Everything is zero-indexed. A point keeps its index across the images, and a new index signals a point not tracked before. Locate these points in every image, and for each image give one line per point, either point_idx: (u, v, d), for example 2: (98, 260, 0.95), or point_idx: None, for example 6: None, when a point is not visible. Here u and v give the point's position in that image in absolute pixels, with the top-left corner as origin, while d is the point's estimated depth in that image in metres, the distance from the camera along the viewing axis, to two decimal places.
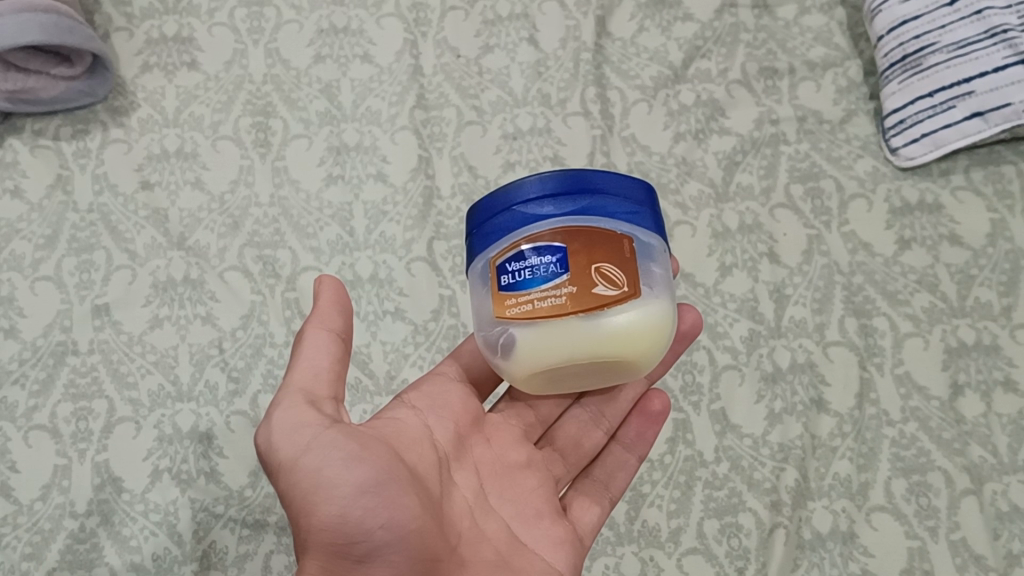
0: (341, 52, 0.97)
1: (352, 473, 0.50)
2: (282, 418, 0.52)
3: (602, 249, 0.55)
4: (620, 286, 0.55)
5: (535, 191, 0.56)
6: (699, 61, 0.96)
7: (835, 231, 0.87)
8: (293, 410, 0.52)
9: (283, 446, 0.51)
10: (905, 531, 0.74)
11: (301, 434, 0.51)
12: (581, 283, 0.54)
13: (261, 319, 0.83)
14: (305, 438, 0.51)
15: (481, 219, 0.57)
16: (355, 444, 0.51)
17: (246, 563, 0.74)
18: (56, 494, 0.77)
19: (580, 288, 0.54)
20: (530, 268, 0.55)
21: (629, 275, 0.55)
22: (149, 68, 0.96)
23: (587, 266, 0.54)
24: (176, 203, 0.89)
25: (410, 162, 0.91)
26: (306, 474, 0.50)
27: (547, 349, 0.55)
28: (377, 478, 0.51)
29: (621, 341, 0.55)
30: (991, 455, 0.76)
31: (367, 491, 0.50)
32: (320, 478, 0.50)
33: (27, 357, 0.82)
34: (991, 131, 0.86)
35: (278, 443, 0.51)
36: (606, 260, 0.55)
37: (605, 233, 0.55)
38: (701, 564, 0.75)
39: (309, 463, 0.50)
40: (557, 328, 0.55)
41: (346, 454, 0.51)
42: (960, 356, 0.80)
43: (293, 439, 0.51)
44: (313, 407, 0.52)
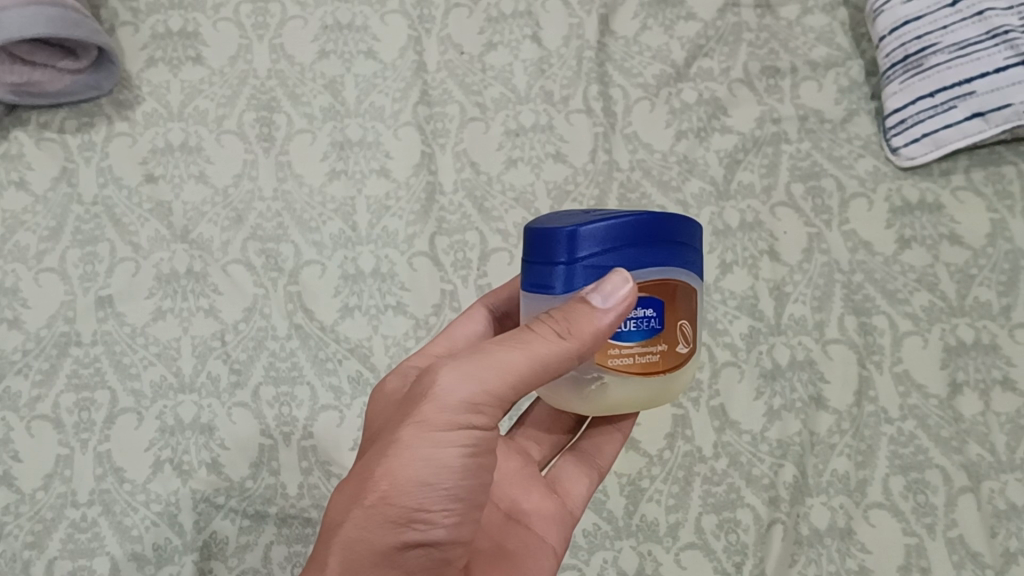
0: (345, 48, 0.97)
1: (437, 484, 0.49)
2: (454, 386, 0.50)
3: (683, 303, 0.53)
4: (692, 341, 0.54)
5: (604, 227, 0.49)
6: (702, 59, 0.97)
7: (835, 229, 0.88)
8: (459, 389, 0.50)
9: (439, 409, 0.49)
10: (902, 528, 0.75)
11: (450, 415, 0.49)
12: (668, 339, 0.52)
13: (264, 312, 0.84)
14: (437, 419, 0.49)
15: (585, 250, 0.50)
16: (466, 457, 0.50)
17: (246, 554, 0.75)
18: (58, 483, 0.77)
19: (669, 346, 0.53)
20: (635, 318, 0.51)
21: (692, 332, 0.54)
22: (154, 62, 0.96)
23: (676, 322, 0.53)
24: (180, 197, 0.89)
25: (413, 158, 0.92)
26: (423, 449, 0.49)
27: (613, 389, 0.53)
28: (456, 500, 0.50)
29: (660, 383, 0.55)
30: (989, 453, 0.77)
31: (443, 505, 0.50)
32: (428, 465, 0.49)
33: (30, 348, 0.82)
34: (992, 131, 0.87)
35: (431, 402, 0.50)
36: (686, 315, 0.53)
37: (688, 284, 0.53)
38: (699, 559, 0.75)
39: (434, 443, 0.49)
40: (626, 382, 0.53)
41: (448, 461, 0.49)
42: (959, 355, 0.81)
43: (448, 414, 0.49)
44: (470, 400, 0.50)
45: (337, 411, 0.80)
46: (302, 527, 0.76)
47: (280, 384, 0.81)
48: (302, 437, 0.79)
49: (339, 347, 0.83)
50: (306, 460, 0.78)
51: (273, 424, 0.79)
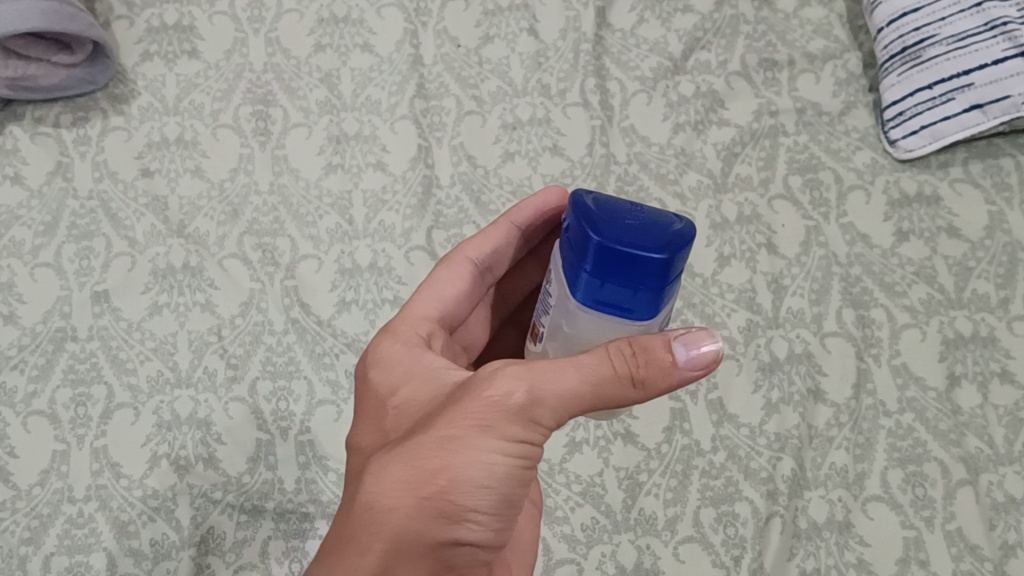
0: (341, 41, 0.97)
1: (489, 494, 0.46)
2: (522, 391, 0.46)
3: None
4: None
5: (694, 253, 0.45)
6: (699, 52, 0.96)
7: (833, 222, 0.87)
8: (528, 397, 0.46)
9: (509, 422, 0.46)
10: (901, 521, 0.75)
11: (514, 422, 0.46)
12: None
13: (260, 307, 0.84)
14: (502, 425, 0.45)
15: (651, 282, 0.43)
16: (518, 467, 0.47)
17: (243, 549, 0.74)
18: (54, 479, 0.77)
19: None
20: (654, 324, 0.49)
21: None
22: (149, 56, 0.96)
23: None
24: (176, 191, 0.89)
25: (409, 152, 0.91)
26: (488, 460, 0.46)
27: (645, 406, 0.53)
28: (502, 506, 0.47)
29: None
30: (987, 446, 0.77)
31: (490, 513, 0.47)
32: (488, 477, 0.46)
33: (26, 343, 0.82)
34: (990, 123, 0.87)
35: (496, 402, 0.46)
36: None
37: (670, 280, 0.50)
38: (697, 552, 0.75)
39: (499, 456, 0.46)
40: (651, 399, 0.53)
41: (505, 469, 0.46)
42: (957, 348, 0.81)
43: (516, 428, 0.46)
44: (535, 413, 0.46)
45: (334, 405, 0.80)
46: (300, 522, 0.76)
47: (277, 378, 0.81)
48: (299, 431, 0.79)
49: (336, 341, 0.82)
50: (303, 454, 0.78)
51: (270, 418, 0.79)
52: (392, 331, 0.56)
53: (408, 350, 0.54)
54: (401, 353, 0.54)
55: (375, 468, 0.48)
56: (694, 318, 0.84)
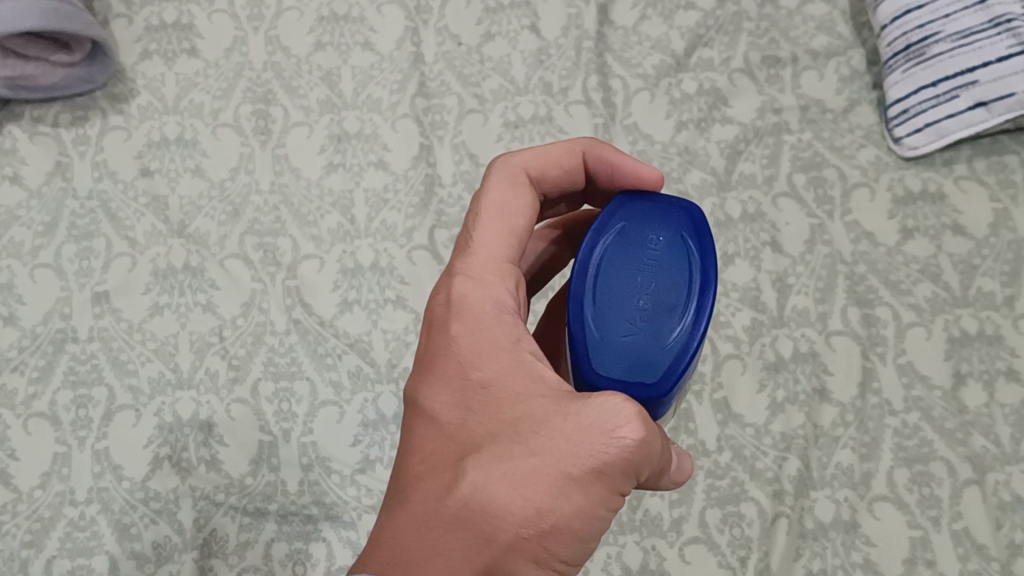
0: (342, 39, 0.96)
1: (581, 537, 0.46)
2: (641, 440, 0.44)
3: None
4: None
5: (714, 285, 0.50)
6: (701, 49, 0.96)
7: (837, 220, 0.87)
8: (643, 452, 0.45)
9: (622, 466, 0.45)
10: (907, 521, 0.74)
11: (625, 472, 0.45)
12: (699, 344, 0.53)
13: (262, 307, 0.83)
14: (614, 476, 0.45)
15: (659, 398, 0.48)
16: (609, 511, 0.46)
17: (247, 552, 0.74)
18: (55, 482, 0.76)
19: None
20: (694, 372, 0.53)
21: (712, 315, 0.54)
22: (148, 55, 0.95)
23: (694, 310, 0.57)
24: (176, 190, 0.89)
25: (411, 150, 0.91)
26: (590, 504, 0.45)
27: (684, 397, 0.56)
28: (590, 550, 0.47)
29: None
30: (993, 445, 0.76)
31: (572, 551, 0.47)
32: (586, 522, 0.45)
33: (26, 345, 0.81)
34: (994, 121, 0.86)
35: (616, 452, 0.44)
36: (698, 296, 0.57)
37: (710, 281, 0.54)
38: (703, 553, 0.75)
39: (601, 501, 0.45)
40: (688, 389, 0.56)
41: (602, 519, 0.45)
42: (962, 346, 0.80)
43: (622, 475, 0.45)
44: (642, 465, 0.45)
45: (336, 406, 0.79)
46: (303, 524, 0.75)
47: (279, 379, 0.80)
48: (302, 433, 0.78)
49: (339, 342, 0.82)
50: (306, 456, 0.78)
51: (273, 420, 0.79)
52: (479, 280, 0.52)
53: (497, 316, 0.50)
54: (490, 321, 0.50)
55: (473, 484, 0.45)
56: None
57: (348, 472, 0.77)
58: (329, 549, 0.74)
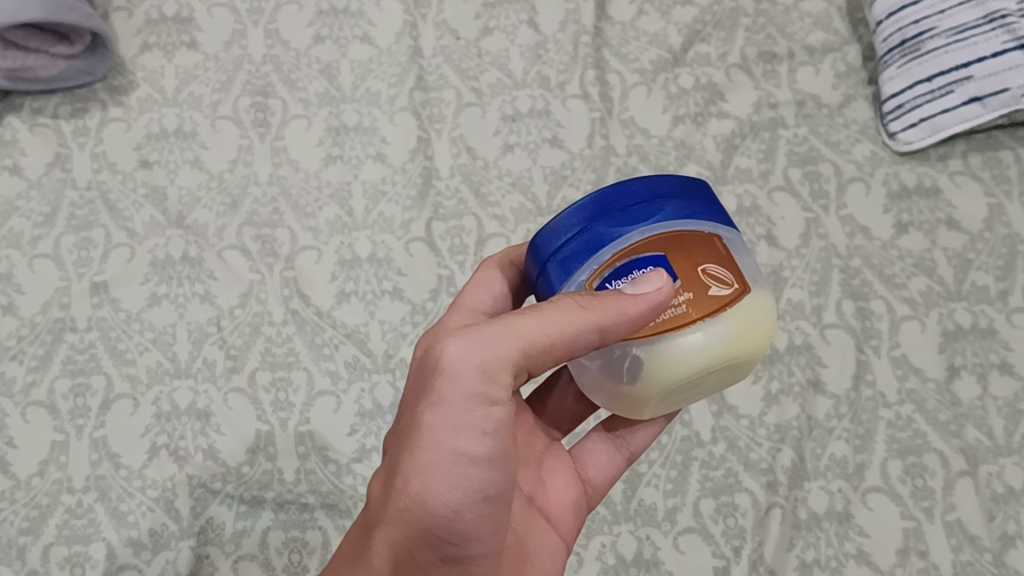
0: (340, 33, 0.97)
1: (468, 473, 0.50)
2: (463, 367, 0.49)
3: (699, 250, 0.48)
4: (731, 284, 0.48)
5: (637, 235, 0.48)
6: (699, 44, 0.96)
7: (833, 214, 0.87)
8: (471, 377, 0.49)
9: (459, 380, 0.49)
10: (900, 512, 0.75)
11: (470, 400, 0.49)
12: (695, 286, 0.47)
13: (260, 298, 0.84)
14: (450, 396, 0.49)
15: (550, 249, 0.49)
16: (491, 444, 0.50)
17: (243, 539, 0.74)
18: (53, 469, 0.77)
19: (695, 295, 0.47)
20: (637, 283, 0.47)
21: (736, 268, 0.48)
22: (148, 47, 0.96)
23: (694, 270, 0.47)
24: (175, 181, 0.89)
25: (409, 143, 0.91)
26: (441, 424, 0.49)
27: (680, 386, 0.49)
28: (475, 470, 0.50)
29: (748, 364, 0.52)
30: (987, 437, 0.77)
31: (474, 492, 0.51)
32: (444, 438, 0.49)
33: (25, 333, 0.82)
34: (988, 116, 0.87)
35: (444, 386, 0.49)
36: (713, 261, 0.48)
37: (692, 236, 0.48)
38: (697, 543, 0.75)
39: (449, 418, 0.49)
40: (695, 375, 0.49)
41: (463, 438, 0.49)
42: (956, 340, 0.81)
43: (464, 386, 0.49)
44: (477, 374, 0.49)
45: (333, 396, 0.80)
46: (299, 513, 0.76)
47: (277, 369, 0.81)
48: (298, 422, 0.79)
49: (336, 332, 0.82)
50: (302, 445, 0.78)
51: (270, 409, 0.79)
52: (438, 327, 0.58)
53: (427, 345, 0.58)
54: None
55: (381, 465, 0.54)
56: None
57: (345, 461, 0.77)
58: (325, 537, 0.75)
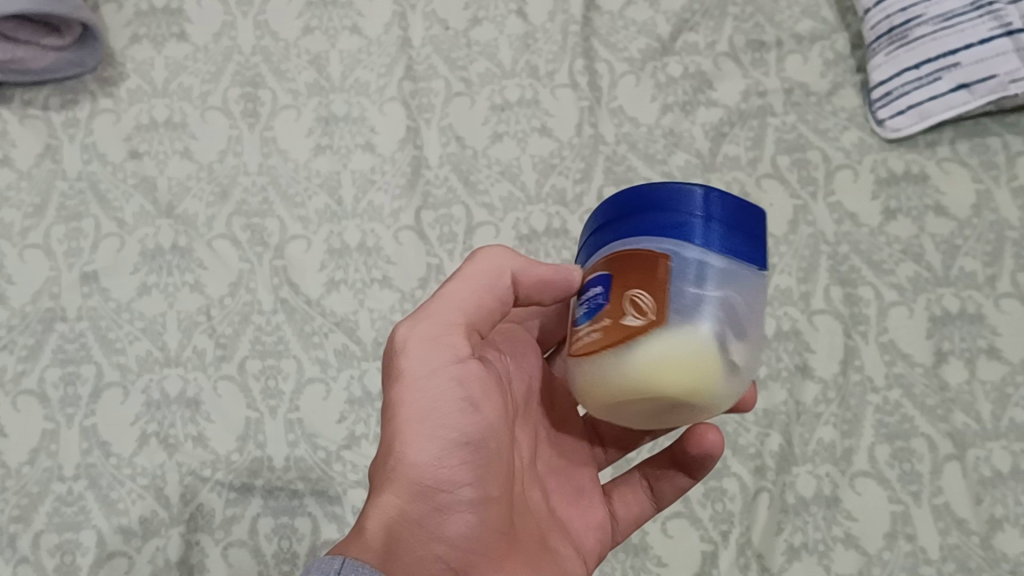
0: (330, 24, 0.97)
1: (442, 428, 0.51)
2: (414, 339, 0.52)
3: (636, 274, 0.47)
4: (647, 314, 0.46)
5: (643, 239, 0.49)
6: (687, 33, 0.97)
7: (820, 201, 0.88)
8: (424, 342, 0.52)
9: (417, 352, 0.52)
10: (888, 495, 0.75)
11: (426, 365, 0.51)
12: (616, 311, 0.47)
13: (249, 287, 0.84)
14: (417, 368, 0.51)
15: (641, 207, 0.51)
16: (465, 395, 0.52)
17: (233, 526, 0.75)
18: (43, 458, 0.77)
19: (613, 320, 0.47)
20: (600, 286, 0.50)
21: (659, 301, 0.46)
22: (138, 39, 0.96)
23: (621, 294, 0.47)
24: (165, 172, 0.89)
25: (398, 133, 0.91)
26: (417, 392, 0.51)
27: (587, 372, 0.48)
28: (463, 424, 0.51)
29: (695, 365, 0.46)
30: (974, 422, 0.77)
31: (456, 446, 0.51)
32: (425, 405, 0.51)
33: (15, 324, 0.82)
34: (976, 102, 0.87)
35: (403, 358, 0.52)
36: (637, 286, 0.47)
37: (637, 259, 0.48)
38: (685, 528, 0.75)
39: (421, 384, 0.51)
40: (597, 363, 0.48)
41: (449, 395, 0.51)
42: (944, 325, 0.81)
43: (428, 355, 0.52)
44: (437, 340, 0.52)
45: (323, 383, 0.80)
46: (288, 499, 0.76)
47: (266, 357, 0.81)
48: (288, 410, 0.79)
49: (325, 320, 0.82)
50: (292, 433, 0.78)
51: (259, 397, 0.79)
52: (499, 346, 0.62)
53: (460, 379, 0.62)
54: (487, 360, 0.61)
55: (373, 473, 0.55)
56: None
57: (334, 448, 0.78)
58: (315, 524, 0.75)
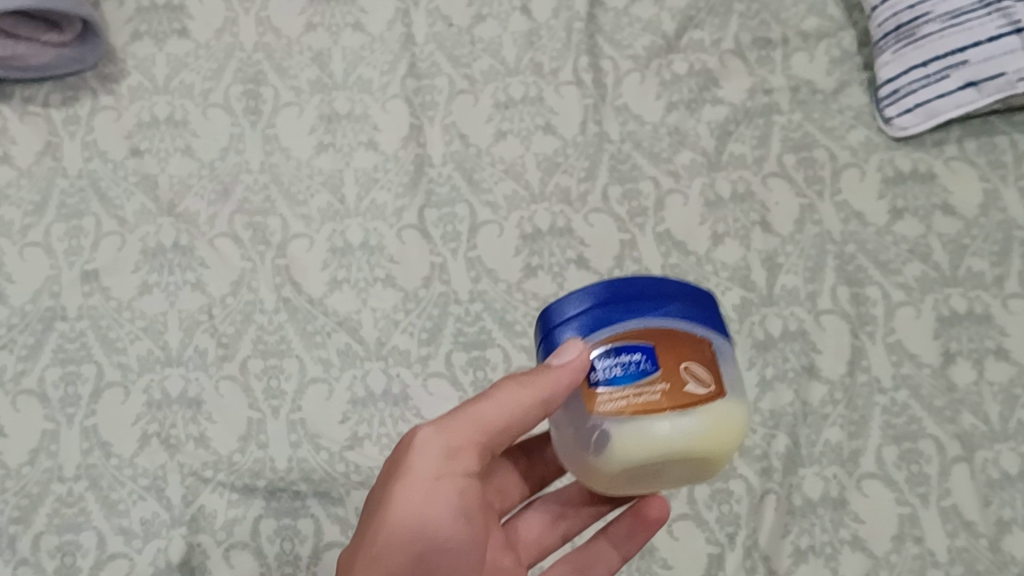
0: (332, 20, 0.96)
1: (430, 536, 0.53)
2: (430, 446, 0.53)
3: (683, 347, 0.48)
4: (708, 385, 0.48)
5: (636, 322, 0.49)
6: (692, 31, 0.96)
7: (827, 200, 0.87)
8: (441, 442, 0.53)
9: (427, 459, 0.53)
10: (895, 497, 0.74)
11: (431, 471, 0.53)
12: (673, 378, 0.47)
13: (251, 286, 0.83)
14: (419, 476, 0.53)
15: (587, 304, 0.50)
16: (459, 511, 0.53)
17: (235, 527, 0.74)
18: (43, 458, 0.76)
19: (672, 385, 0.47)
20: (620, 364, 0.48)
21: (714, 371, 0.49)
22: (140, 36, 0.95)
23: (676, 365, 0.48)
24: (166, 170, 0.88)
25: (401, 131, 0.91)
26: (413, 505, 0.52)
27: (645, 429, 0.47)
28: (447, 538, 0.53)
29: (735, 430, 0.49)
30: (983, 423, 0.76)
31: (431, 556, 0.53)
32: (417, 518, 0.52)
33: (15, 323, 0.81)
34: (984, 101, 0.86)
35: (413, 458, 0.53)
36: (692, 359, 0.48)
37: (679, 335, 0.49)
38: (691, 530, 0.75)
39: (419, 497, 0.52)
40: (656, 422, 0.47)
41: (442, 509, 0.53)
42: (951, 325, 0.80)
43: (433, 466, 0.53)
44: (446, 453, 0.53)
45: (325, 383, 0.79)
46: (291, 500, 0.75)
47: (268, 357, 0.80)
48: (290, 410, 0.78)
49: (328, 320, 0.82)
50: (294, 433, 0.77)
51: (261, 397, 0.79)
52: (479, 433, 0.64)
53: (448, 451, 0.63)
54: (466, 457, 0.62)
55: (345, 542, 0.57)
56: None
57: (337, 449, 0.77)
58: (317, 525, 0.74)
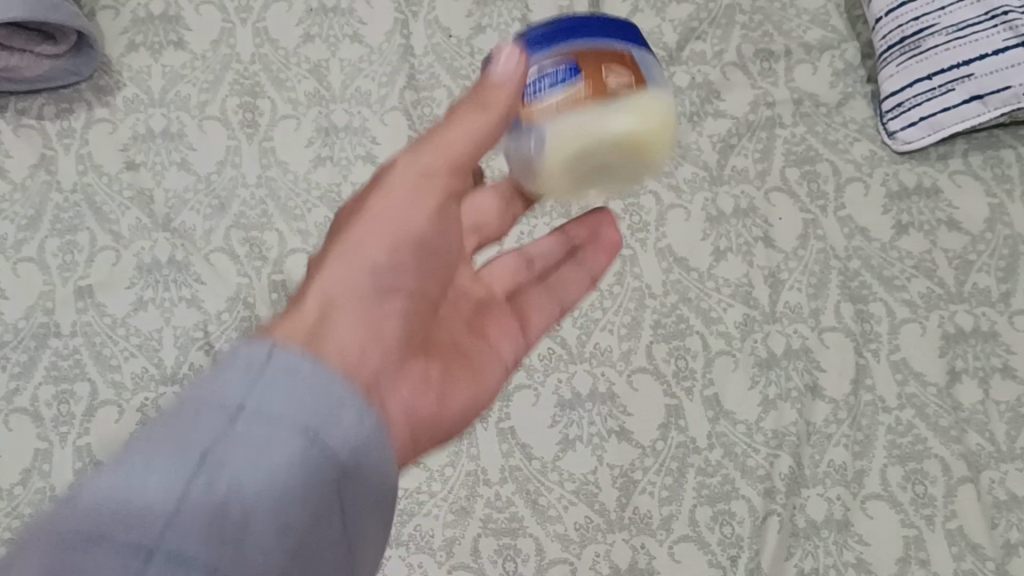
0: (330, 31, 0.95)
1: (353, 300, 0.46)
2: (406, 170, 0.51)
3: (610, 58, 0.51)
4: (632, 82, 0.50)
5: (564, 45, 0.51)
6: (694, 42, 0.94)
7: (830, 215, 0.86)
8: (402, 181, 0.50)
9: (399, 173, 0.51)
10: (901, 519, 0.73)
11: (394, 199, 0.50)
12: (596, 81, 0.49)
13: (248, 302, 0.82)
14: (385, 212, 0.49)
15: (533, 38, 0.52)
16: (393, 250, 0.49)
17: None
18: (36, 478, 0.75)
19: (598, 92, 0.49)
20: (548, 75, 0.50)
21: (640, 75, 0.51)
22: (135, 47, 0.93)
23: (598, 70, 0.50)
24: (162, 184, 0.87)
25: (400, 143, 0.90)
26: (365, 239, 0.48)
27: (582, 122, 0.49)
28: (396, 276, 0.48)
29: (665, 117, 0.52)
30: (988, 443, 0.76)
31: (381, 286, 0.48)
32: (381, 234, 0.49)
33: (7, 340, 0.80)
34: (990, 115, 0.85)
35: (390, 176, 0.51)
36: (616, 64, 0.50)
37: (604, 48, 0.51)
38: (693, 552, 0.73)
39: (380, 210, 0.50)
40: (591, 113, 0.49)
41: (411, 218, 0.50)
42: (957, 342, 0.79)
43: (401, 182, 0.50)
44: (413, 173, 0.51)
45: None
46: None
47: None
48: None
49: None
50: None
51: None
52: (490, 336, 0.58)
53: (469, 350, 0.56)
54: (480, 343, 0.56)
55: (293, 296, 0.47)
56: (690, 312, 0.82)
57: None
58: None
